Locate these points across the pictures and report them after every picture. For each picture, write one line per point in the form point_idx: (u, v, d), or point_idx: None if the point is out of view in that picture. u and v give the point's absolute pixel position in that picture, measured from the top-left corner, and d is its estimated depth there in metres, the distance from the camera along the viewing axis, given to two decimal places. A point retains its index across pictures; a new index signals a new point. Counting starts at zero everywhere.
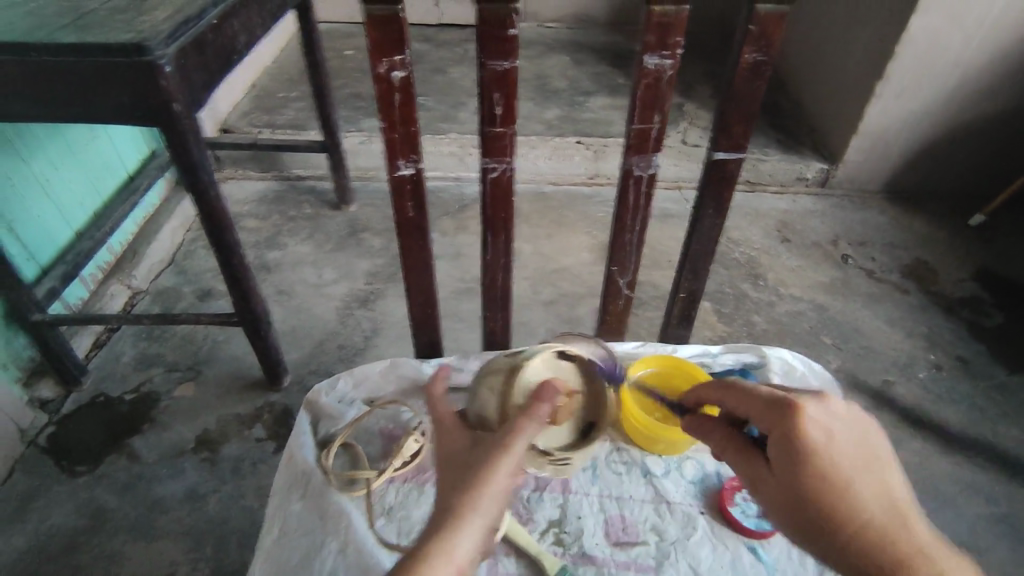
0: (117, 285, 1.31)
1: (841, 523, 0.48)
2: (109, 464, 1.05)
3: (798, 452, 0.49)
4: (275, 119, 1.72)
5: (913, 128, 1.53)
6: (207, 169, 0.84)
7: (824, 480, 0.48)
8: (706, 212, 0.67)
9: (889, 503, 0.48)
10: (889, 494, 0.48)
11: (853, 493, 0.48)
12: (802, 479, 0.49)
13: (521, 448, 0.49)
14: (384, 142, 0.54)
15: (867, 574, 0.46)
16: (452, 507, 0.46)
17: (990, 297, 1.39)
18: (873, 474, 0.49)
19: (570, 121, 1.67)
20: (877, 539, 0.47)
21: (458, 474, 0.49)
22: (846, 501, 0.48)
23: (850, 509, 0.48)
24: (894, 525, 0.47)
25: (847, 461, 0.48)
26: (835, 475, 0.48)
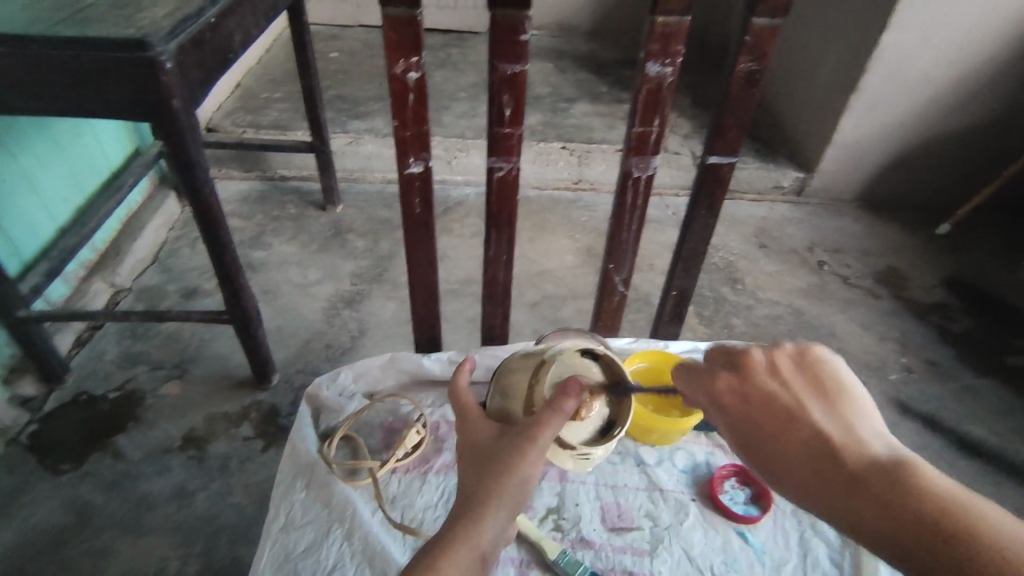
0: (100, 283, 1.30)
1: (809, 451, 0.50)
2: (94, 462, 1.04)
3: (756, 395, 0.54)
4: (259, 119, 1.72)
5: (883, 140, 1.60)
6: (202, 166, 0.85)
7: (781, 413, 0.52)
8: (699, 213, 0.70)
9: (849, 425, 0.50)
10: (848, 417, 0.51)
11: (811, 423, 0.51)
12: (762, 420, 0.53)
13: (544, 442, 0.51)
14: (396, 140, 0.55)
15: (862, 497, 0.46)
16: (477, 497, 0.50)
17: (955, 302, 1.46)
18: (833, 405, 0.52)
19: (554, 127, 1.70)
20: (847, 458, 0.48)
21: (479, 465, 0.52)
22: (805, 431, 0.50)
23: (812, 438, 0.50)
24: (862, 446, 0.49)
25: (800, 396, 0.52)
26: (791, 408, 0.52)
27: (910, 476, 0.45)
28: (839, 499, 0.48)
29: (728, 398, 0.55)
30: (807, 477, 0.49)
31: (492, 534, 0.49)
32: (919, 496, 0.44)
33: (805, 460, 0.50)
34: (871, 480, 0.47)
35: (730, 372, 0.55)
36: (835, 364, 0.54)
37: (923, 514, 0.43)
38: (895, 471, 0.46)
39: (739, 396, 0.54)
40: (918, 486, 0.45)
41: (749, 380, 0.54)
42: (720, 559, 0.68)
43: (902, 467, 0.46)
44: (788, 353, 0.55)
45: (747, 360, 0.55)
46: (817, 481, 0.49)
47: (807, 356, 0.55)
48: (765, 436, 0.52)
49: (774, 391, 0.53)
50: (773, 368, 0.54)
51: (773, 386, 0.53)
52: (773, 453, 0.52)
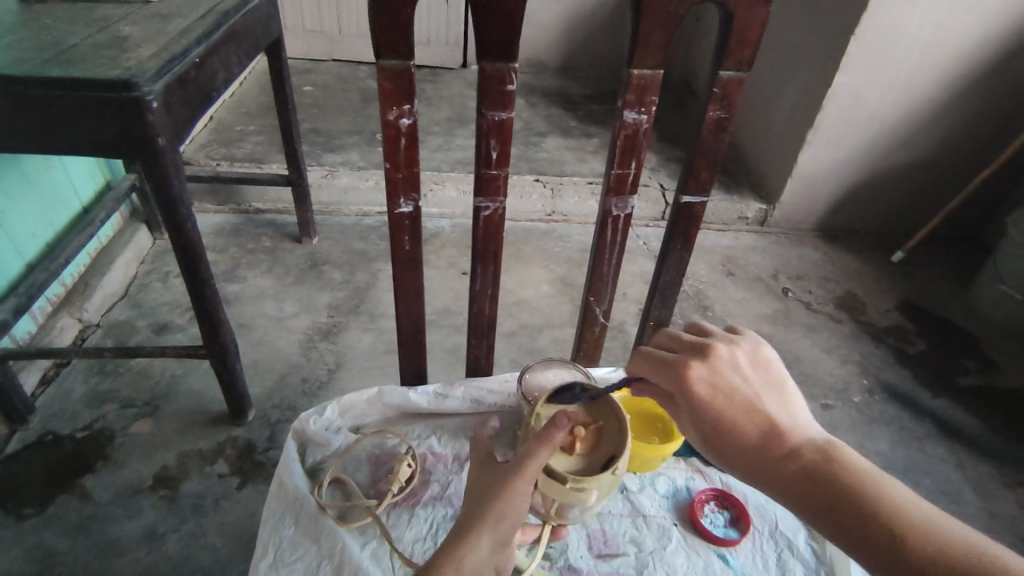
0: (67, 318, 1.27)
1: (764, 436, 0.53)
2: (59, 505, 1.00)
3: (722, 386, 0.55)
4: (233, 152, 1.72)
5: (839, 173, 1.69)
6: (185, 203, 0.85)
7: (740, 401, 0.54)
8: (674, 248, 0.73)
9: (794, 415, 0.54)
10: (792, 409, 0.55)
11: (767, 412, 0.54)
12: (725, 406, 0.54)
13: (529, 473, 0.54)
14: (387, 181, 0.57)
15: (807, 479, 0.50)
16: (465, 524, 0.52)
17: (911, 327, 1.53)
18: (779, 395, 0.56)
19: (527, 160, 1.75)
20: (795, 443, 0.52)
21: (474, 497, 0.55)
22: (759, 419, 0.53)
23: (766, 426, 0.53)
24: (804, 432, 0.53)
25: (756, 388, 0.56)
26: (749, 397, 0.55)
27: (851, 462, 0.50)
28: (782, 481, 0.51)
29: (696, 386, 0.56)
30: (752, 453, 0.52)
31: (478, 558, 0.51)
32: (853, 475, 0.49)
33: (761, 444, 0.52)
34: (819, 467, 0.50)
35: (699, 362, 0.57)
36: (778, 363, 0.58)
37: (849, 483, 0.48)
38: (840, 457, 0.50)
39: (706, 384, 0.56)
40: (846, 464, 0.50)
41: (716, 370, 0.56)
42: None
43: (841, 452, 0.51)
44: (744, 349, 0.58)
45: (712, 351, 0.57)
46: (770, 465, 0.51)
47: (758, 355, 0.58)
48: (727, 421, 0.54)
49: (737, 381, 0.55)
50: (734, 361, 0.57)
51: (735, 377, 0.56)
52: (727, 442, 0.54)
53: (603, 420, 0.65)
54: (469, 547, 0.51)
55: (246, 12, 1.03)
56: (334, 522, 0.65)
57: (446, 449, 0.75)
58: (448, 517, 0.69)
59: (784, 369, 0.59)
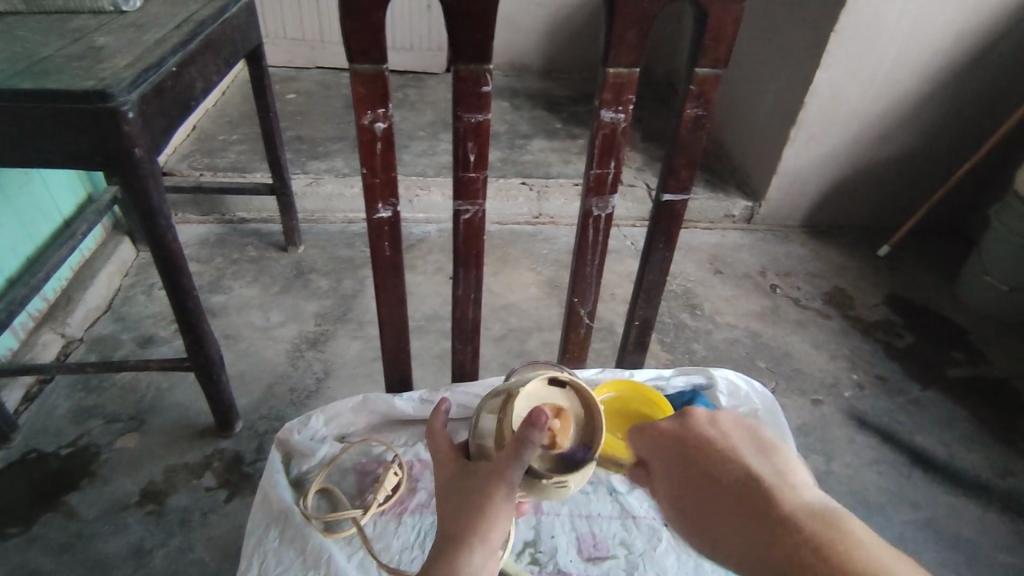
0: (50, 334, 1.25)
1: (743, 489, 0.54)
2: (44, 524, 0.98)
3: (697, 440, 0.59)
4: (216, 161, 1.70)
5: (823, 169, 1.70)
6: (165, 214, 0.84)
7: (722, 459, 0.57)
8: (656, 247, 0.73)
9: (784, 473, 0.55)
10: (785, 472, 0.56)
11: (748, 466, 0.56)
12: (705, 462, 0.58)
13: (516, 478, 0.53)
14: (365, 186, 0.57)
15: (797, 538, 0.49)
16: (459, 536, 0.52)
17: (898, 320, 1.54)
18: (766, 455, 0.57)
19: (512, 163, 1.75)
20: (787, 506, 0.51)
21: (459, 505, 0.54)
22: (738, 477, 0.55)
23: (746, 479, 0.55)
24: (795, 490, 0.53)
25: (739, 445, 0.58)
26: (731, 454, 0.57)
27: (840, 522, 0.49)
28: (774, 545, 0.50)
29: (675, 443, 0.60)
30: (740, 516, 0.53)
31: (474, 571, 0.51)
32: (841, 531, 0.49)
33: (742, 497, 0.54)
34: (807, 524, 0.50)
35: (677, 420, 0.62)
36: (772, 431, 0.61)
37: (838, 541, 0.47)
38: (829, 518, 0.50)
39: (682, 441, 0.60)
40: (834, 522, 0.49)
41: (692, 426, 0.61)
42: None
43: (836, 517, 0.50)
44: (732, 416, 0.62)
45: (697, 417, 0.62)
46: (749, 518, 0.52)
47: (749, 422, 0.62)
48: (712, 481, 0.56)
49: (715, 437, 0.59)
50: (718, 425, 0.60)
51: (715, 434, 0.59)
52: (712, 510, 0.55)
53: (575, 407, 0.62)
54: (464, 561, 0.50)
55: (223, 21, 1.02)
56: (320, 534, 0.64)
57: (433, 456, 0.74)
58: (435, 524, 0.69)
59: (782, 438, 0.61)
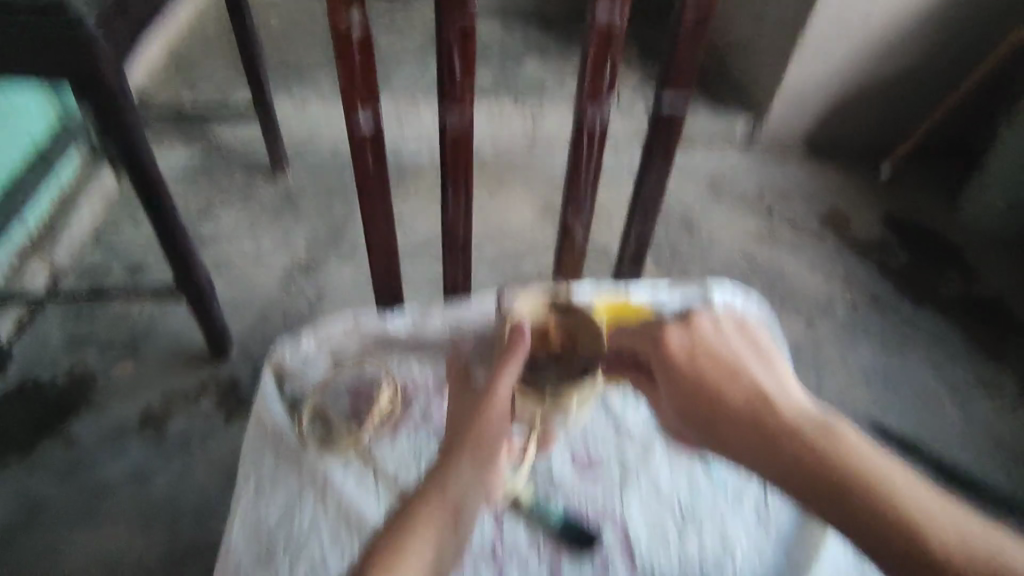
0: (37, 263, 1.24)
1: (745, 403, 0.53)
2: (49, 450, 1.01)
3: (701, 350, 0.56)
4: (194, 83, 1.62)
5: (829, 84, 1.63)
6: (140, 134, 0.81)
7: (722, 366, 0.55)
8: (653, 161, 0.70)
9: (785, 384, 0.54)
10: (782, 378, 0.54)
11: (751, 377, 0.54)
12: (706, 372, 0.55)
13: (502, 394, 0.56)
14: (344, 97, 0.54)
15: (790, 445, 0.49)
16: (447, 454, 0.53)
17: (896, 240, 1.52)
18: (766, 362, 0.56)
19: (504, 82, 1.67)
20: (784, 413, 0.51)
21: (455, 426, 0.57)
22: (736, 386, 0.54)
23: (749, 390, 0.53)
24: (795, 402, 0.52)
25: (741, 355, 0.56)
26: (731, 362, 0.55)
27: (843, 431, 0.49)
28: (768, 450, 0.50)
29: (676, 352, 0.57)
30: (737, 423, 0.52)
31: (463, 485, 0.52)
32: (838, 441, 0.48)
33: (744, 411, 0.52)
34: (803, 434, 0.49)
35: (679, 327, 0.58)
36: (771, 335, 0.58)
37: (834, 452, 0.47)
38: (824, 425, 0.49)
39: (687, 351, 0.57)
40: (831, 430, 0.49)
41: (696, 334, 0.57)
42: (686, 491, 0.71)
43: (831, 424, 0.49)
44: (731, 319, 0.59)
45: (696, 319, 0.58)
46: (749, 430, 0.51)
47: (748, 326, 0.59)
48: (709, 388, 0.54)
49: (718, 346, 0.56)
50: (718, 329, 0.58)
51: (720, 343, 0.56)
52: (706, 415, 0.54)
53: (579, 327, 0.64)
54: (451, 477, 0.52)
55: None
56: (317, 453, 0.65)
57: (428, 373, 0.73)
58: (431, 439, 0.70)
59: (780, 343, 0.58)
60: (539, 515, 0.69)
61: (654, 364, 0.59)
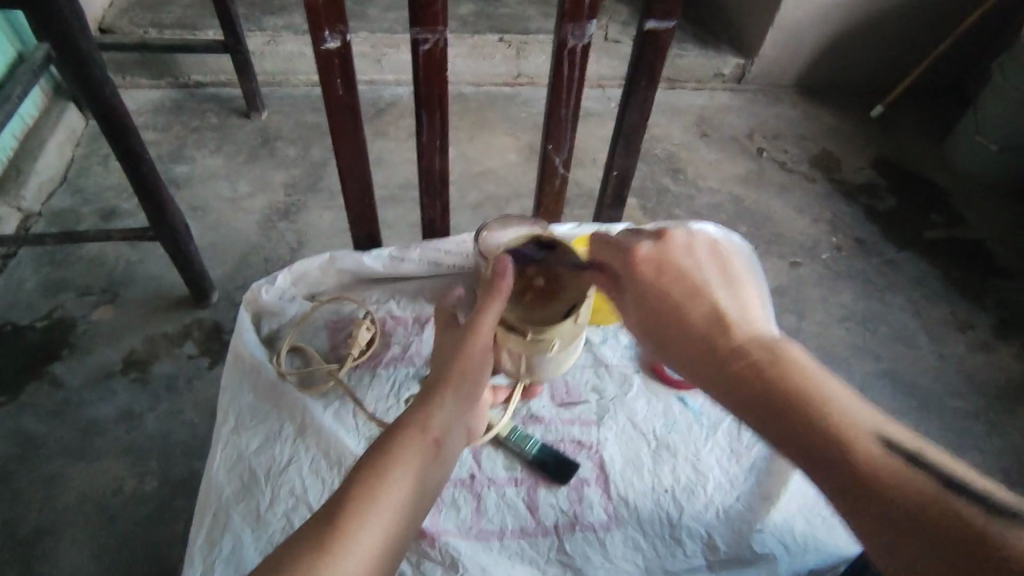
0: (5, 208, 1.19)
1: (704, 320, 0.52)
2: (30, 393, 1.00)
3: (669, 266, 0.56)
4: (161, 16, 1.54)
5: (823, 19, 1.58)
6: (98, 61, 0.77)
7: (688, 285, 0.54)
8: (637, 86, 0.68)
9: (746, 309, 0.53)
10: (747, 303, 0.54)
11: (713, 297, 0.53)
12: (669, 290, 0.55)
13: (485, 328, 0.55)
14: (307, 9, 0.50)
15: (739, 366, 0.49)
16: (430, 386, 0.54)
17: (883, 183, 1.51)
18: (733, 287, 0.55)
19: (487, 17, 1.60)
20: (738, 334, 0.51)
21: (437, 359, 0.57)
22: (695, 306, 0.53)
23: (710, 310, 0.53)
24: (754, 325, 0.52)
25: (708, 277, 0.55)
26: (697, 282, 0.54)
27: (792, 351, 0.48)
28: (717, 366, 0.50)
29: (644, 267, 0.57)
30: (693, 339, 0.52)
31: (444, 415, 0.53)
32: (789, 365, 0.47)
33: (701, 327, 0.52)
34: (754, 355, 0.49)
35: (651, 243, 0.57)
36: (743, 261, 0.57)
37: (781, 374, 0.46)
38: (775, 349, 0.48)
39: (655, 265, 0.56)
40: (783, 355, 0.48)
41: (665, 251, 0.57)
42: (661, 422, 0.73)
43: (785, 349, 0.49)
44: (702, 241, 0.58)
45: (669, 238, 0.57)
46: (704, 345, 0.51)
47: (720, 248, 0.58)
48: (671, 304, 0.54)
49: (687, 265, 0.56)
50: (690, 250, 0.57)
51: (688, 262, 0.56)
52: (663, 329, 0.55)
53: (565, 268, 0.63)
54: (434, 406, 0.53)
55: None
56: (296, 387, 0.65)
57: (406, 312, 0.74)
58: (410, 373, 0.70)
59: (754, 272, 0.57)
60: (516, 446, 0.70)
61: (622, 278, 0.58)
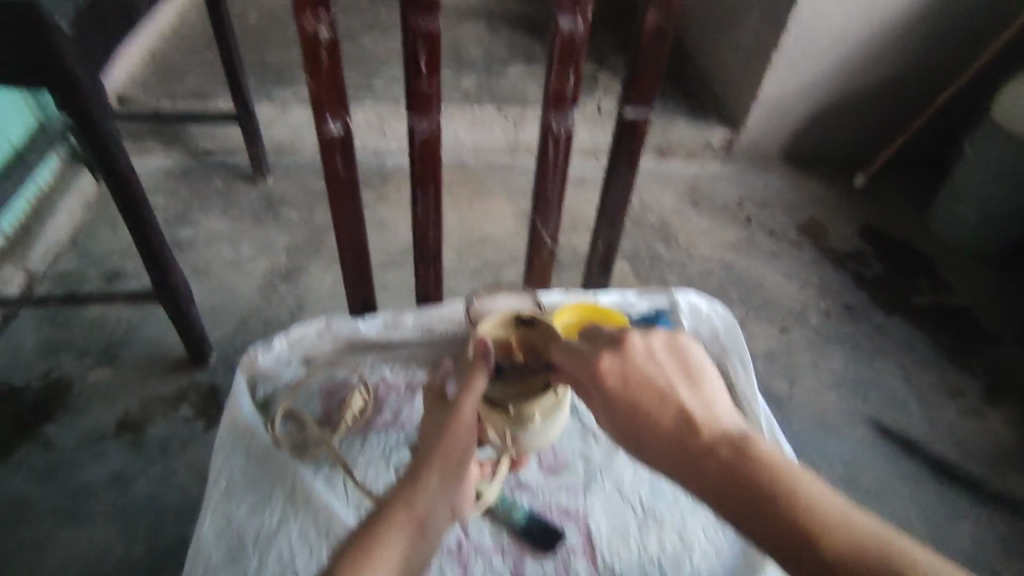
0: (12, 269, 1.23)
1: (675, 429, 0.53)
2: (22, 456, 1.00)
3: (634, 375, 0.56)
4: (177, 89, 1.62)
5: (804, 95, 1.67)
6: (113, 136, 0.82)
7: (654, 392, 0.55)
8: (619, 165, 0.72)
9: (710, 406, 0.54)
10: (709, 398, 0.55)
11: (679, 404, 0.54)
12: (637, 399, 0.55)
13: (468, 407, 0.57)
14: (312, 97, 0.54)
15: (715, 474, 0.49)
16: (417, 469, 0.54)
17: (870, 250, 1.56)
18: (694, 383, 0.56)
19: (487, 91, 1.68)
20: (709, 437, 0.51)
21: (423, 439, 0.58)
22: (664, 412, 0.54)
23: (677, 416, 0.53)
24: (721, 425, 0.52)
25: (672, 378, 0.56)
26: (662, 386, 0.55)
27: (761, 452, 0.49)
28: (696, 478, 0.50)
29: (610, 377, 0.56)
30: (668, 450, 0.52)
31: (430, 496, 0.53)
32: (764, 469, 0.48)
33: (674, 440, 0.52)
34: (730, 462, 0.49)
35: (611, 352, 0.57)
36: (699, 350, 0.58)
37: (758, 477, 0.48)
38: (746, 448, 0.50)
39: (619, 375, 0.56)
40: (756, 454, 0.49)
41: (628, 359, 0.56)
42: (648, 489, 0.73)
43: (754, 446, 0.50)
44: (660, 337, 0.58)
45: (627, 343, 0.57)
46: (681, 457, 0.51)
47: (677, 340, 0.59)
48: (641, 414, 0.54)
49: (650, 369, 0.56)
50: (649, 351, 0.57)
51: (650, 366, 0.56)
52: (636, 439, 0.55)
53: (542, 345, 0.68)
54: (420, 487, 0.53)
55: None
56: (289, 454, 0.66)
57: (399, 377, 0.74)
58: (401, 442, 0.70)
59: (709, 360, 0.58)
60: (504, 514, 0.70)
61: (588, 388, 0.58)
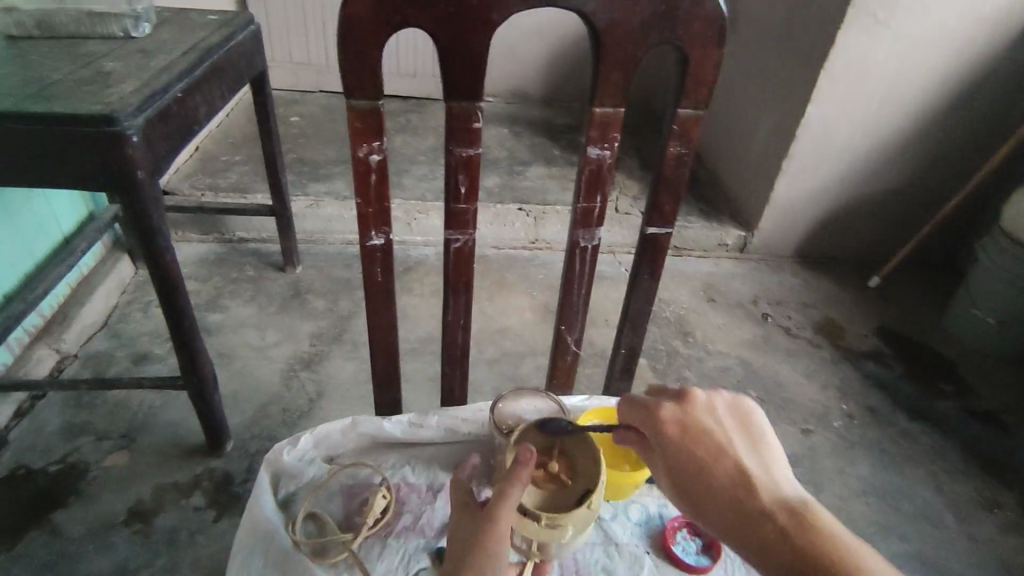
0: (45, 349, 1.26)
1: (733, 486, 0.52)
2: (30, 542, 0.98)
3: (694, 429, 0.56)
4: (219, 182, 1.73)
5: (816, 199, 1.73)
6: (164, 233, 0.86)
7: (714, 447, 0.54)
8: (642, 277, 0.75)
9: (770, 470, 0.53)
10: (769, 461, 0.54)
11: (738, 458, 0.54)
12: (696, 453, 0.54)
13: (502, 517, 0.54)
14: (359, 215, 0.59)
15: (770, 537, 0.49)
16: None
17: (889, 352, 1.55)
18: (754, 445, 0.55)
19: (510, 189, 1.77)
20: (767, 499, 0.51)
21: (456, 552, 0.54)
22: (724, 468, 0.53)
23: (736, 474, 0.53)
24: (779, 490, 0.52)
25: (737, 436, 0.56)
26: (722, 443, 0.54)
27: (818, 523, 0.49)
28: (750, 537, 0.50)
29: (670, 429, 0.56)
30: (723, 505, 0.52)
31: None
32: (820, 539, 0.48)
33: (732, 498, 0.52)
34: (787, 526, 0.49)
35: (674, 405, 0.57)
36: (763, 415, 0.57)
37: (813, 545, 0.48)
38: (804, 516, 0.49)
39: (680, 427, 0.56)
40: (813, 523, 0.49)
41: (690, 414, 0.57)
42: None
43: (812, 515, 0.50)
44: (723, 398, 0.58)
45: (689, 398, 0.58)
46: (737, 513, 0.51)
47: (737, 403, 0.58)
48: (698, 469, 0.54)
49: (711, 426, 0.56)
50: (710, 407, 0.57)
51: (711, 422, 0.56)
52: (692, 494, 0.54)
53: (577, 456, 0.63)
54: None
55: (229, 48, 1.06)
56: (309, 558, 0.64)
57: (420, 479, 0.74)
58: (420, 549, 0.68)
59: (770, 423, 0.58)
60: None
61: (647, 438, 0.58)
